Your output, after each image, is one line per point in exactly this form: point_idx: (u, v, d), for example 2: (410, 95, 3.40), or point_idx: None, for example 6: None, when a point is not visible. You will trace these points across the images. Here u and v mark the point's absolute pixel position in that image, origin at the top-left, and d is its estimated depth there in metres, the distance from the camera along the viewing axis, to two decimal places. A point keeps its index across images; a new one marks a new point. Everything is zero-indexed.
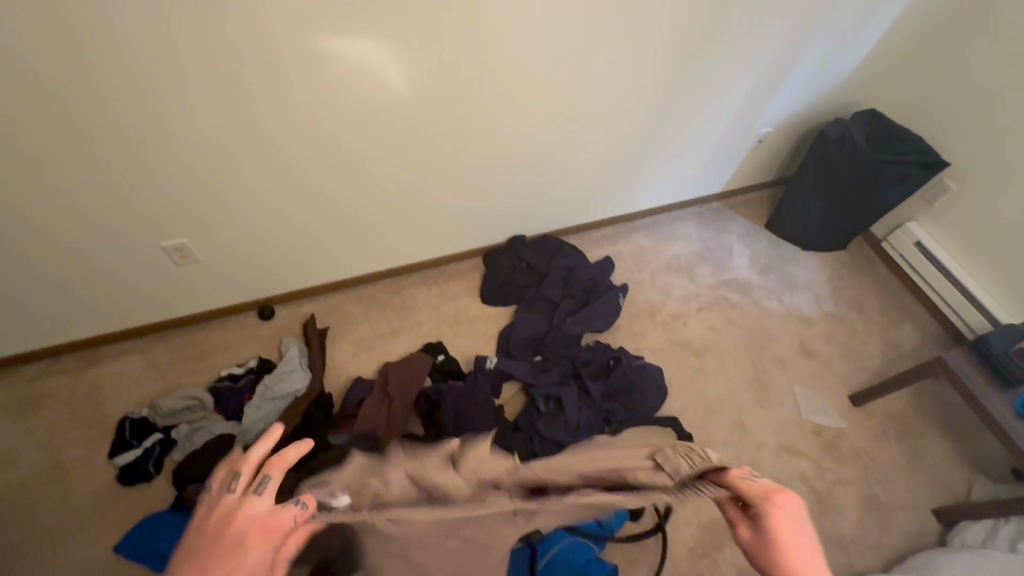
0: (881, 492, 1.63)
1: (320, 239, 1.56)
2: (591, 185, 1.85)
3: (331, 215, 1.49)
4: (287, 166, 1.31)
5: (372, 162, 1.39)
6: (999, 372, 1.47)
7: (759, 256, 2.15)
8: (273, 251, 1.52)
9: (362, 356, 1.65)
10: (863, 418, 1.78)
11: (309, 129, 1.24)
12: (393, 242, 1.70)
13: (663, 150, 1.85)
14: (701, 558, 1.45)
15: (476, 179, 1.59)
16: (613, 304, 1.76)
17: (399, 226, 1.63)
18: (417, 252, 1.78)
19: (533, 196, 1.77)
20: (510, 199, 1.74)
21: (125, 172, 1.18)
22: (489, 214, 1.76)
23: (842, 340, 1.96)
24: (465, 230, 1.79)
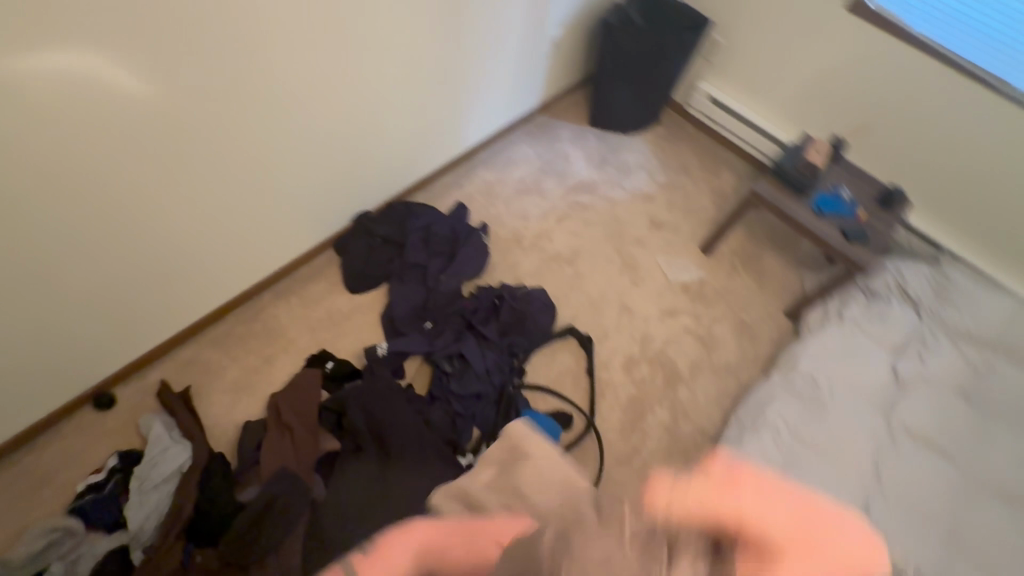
0: (745, 315, 1.92)
1: (134, 297, 1.32)
2: (413, 136, 1.77)
3: (134, 265, 1.27)
4: (45, 228, 1.06)
5: (148, 191, 1.18)
6: (794, 185, 1.76)
7: (592, 153, 2.26)
8: (79, 332, 1.26)
9: (243, 398, 1.49)
10: (715, 262, 2.04)
11: (48, 174, 1.01)
12: (224, 267, 1.49)
13: (470, 79, 1.81)
14: (632, 432, 1.61)
15: (286, 166, 1.44)
16: (479, 247, 1.77)
17: (223, 246, 1.44)
18: (258, 267, 1.59)
19: (358, 165, 1.66)
20: (334, 176, 1.61)
21: None
22: (319, 200, 1.62)
23: (680, 203, 2.18)
24: (300, 226, 1.63)
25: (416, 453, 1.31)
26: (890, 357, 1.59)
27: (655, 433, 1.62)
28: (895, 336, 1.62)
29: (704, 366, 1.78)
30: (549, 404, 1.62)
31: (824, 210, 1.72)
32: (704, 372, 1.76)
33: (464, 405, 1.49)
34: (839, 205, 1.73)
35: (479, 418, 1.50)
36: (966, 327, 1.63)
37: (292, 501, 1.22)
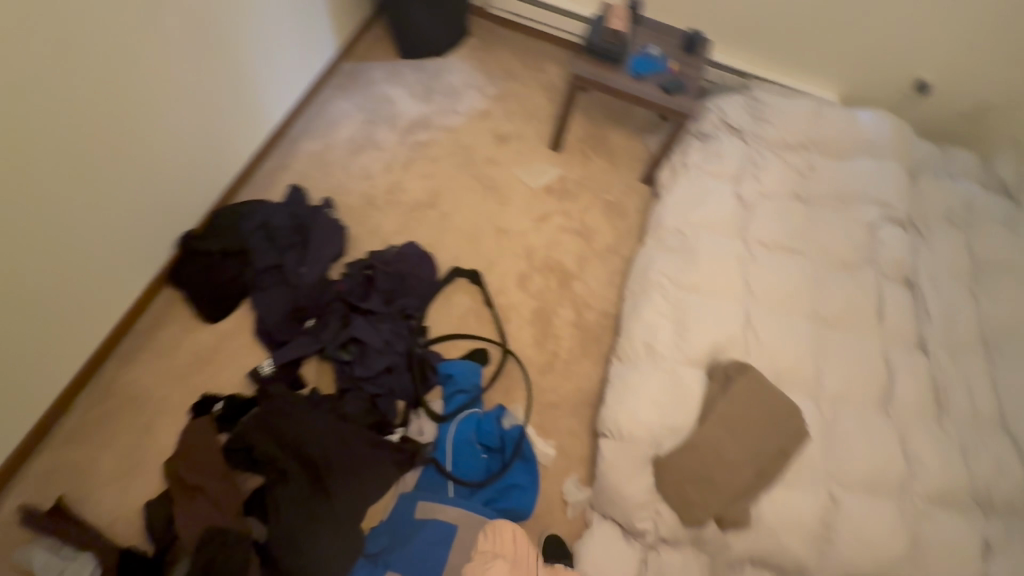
0: (610, 196, 2.00)
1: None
2: (201, 131, 1.53)
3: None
4: None
5: None
6: (608, 57, 1.77)
7: (414, 86, 2.12)
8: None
9: (133, 481, 1.31)
10: (568, 155, 2.06)
11: None
12: (39, 358, 1.25)
13: (238, 46, 1.57)
14: (546, 341, 1.67)
15: (51, 217, 1.19)
16: (331, 224, 1.63)
17: (23, 335, 1.20)
18: (82, 342, 1.35)
19: (149, 185, 1.42)
20: (126, 207, 1.36)
21: None
22: (121, 240, 1.38)
23: (517, 108, 2.15)
24: (112, 277, 1.39)
25: (346, 453, 1.25)
26: (732, 187, 1.75)
27: (567, 333, 1.69)
28: (731, 167, 1.78)
29: (589, 255, 1.85)
30: (462, 347, 1.61)
31: (641, 73, 1.77)
32: (591, 260, 1.84)
33: (376, 384, 1.43)
34: (652, 63, 1.79)
35: (398, 390, 1.44)
36: (783, 138, 1.82)
37: (232, 553, 1.10)
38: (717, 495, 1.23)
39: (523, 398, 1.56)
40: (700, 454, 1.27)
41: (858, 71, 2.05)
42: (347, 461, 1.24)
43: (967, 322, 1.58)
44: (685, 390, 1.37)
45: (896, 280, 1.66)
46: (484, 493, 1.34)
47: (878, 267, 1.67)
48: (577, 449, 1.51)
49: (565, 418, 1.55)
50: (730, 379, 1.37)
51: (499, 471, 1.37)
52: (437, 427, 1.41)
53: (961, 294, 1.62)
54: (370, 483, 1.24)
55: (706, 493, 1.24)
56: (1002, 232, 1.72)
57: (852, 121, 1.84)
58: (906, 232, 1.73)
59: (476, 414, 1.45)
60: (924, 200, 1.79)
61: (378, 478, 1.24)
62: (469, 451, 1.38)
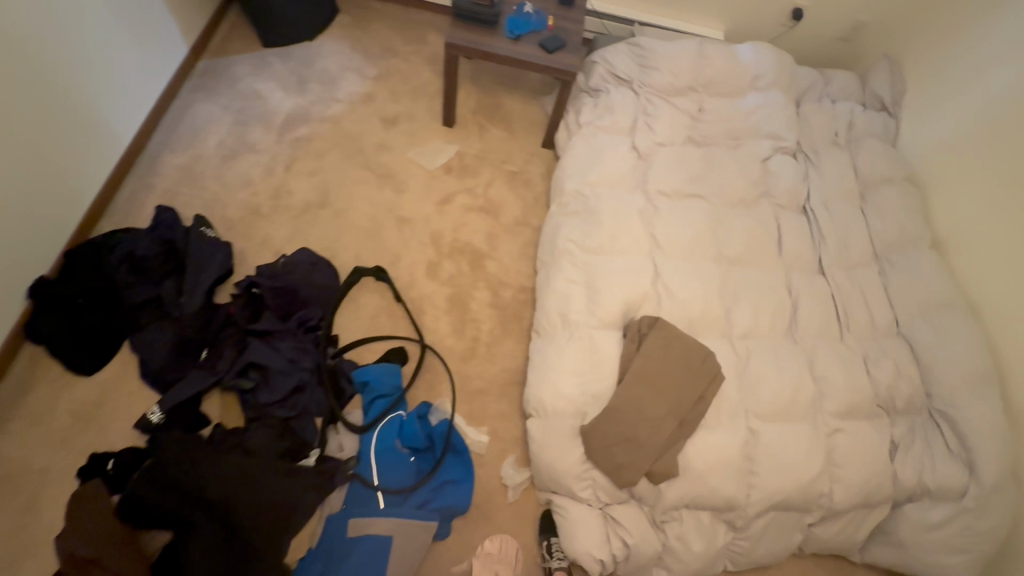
0: (512, 166, 1.93)
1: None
2: (27, 163, 1.34)
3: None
4: None
5: None
6: (481, 21, 1.67)
7: (285, 77, 1.94)
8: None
9: (24, 564, 1.18)
10: (463, 129, 1.97)
11: None
12: None
13: (53, 59, 1.36)
14: (465, 327, 1.61)
15: None
16: (207, 241, 1.48)
17: None
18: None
19: None
20: None
21: None
22: None
23: (402, 87, 2.02)
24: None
25: (255, 489, 1.15)
26: (628, 139, 1.72)
27: (486, 315, 1.64)
28: (625, 120, 1.75)
29: (498, 231, 1.79)
30: (378, 350, 1.53)
31: (518, 34, 1.68)
32: (501, 236, 1.79)
33: (286, 408, 1.34)
34: (527, 22, 1.71)
35: (311, 408, 1.35)
36: (671, 83, 1.80)
37: None
38: (645, 453, 1.24)
39: (448, 390, 1.51)
40: (624, 415, 1.27)
41: (736, 5, 2.05)
42: (257, 497, 1.14)
43: (859, 238, 1.65)
44: (604, 353, 1.36)
45: (790, 209, 1.70)
46: (417, 495, 1.30)
47: (773, 199, 1.71)
48: (510, 430, 1.48)
49: (494, 401, 1.52)
50: (644, 335, 1.37)
51: (430, 470, 1.33)
52: (359, 438, 1.34)
53: (850, 212, 1.68)
54: (285, 512, 1.14)
55: (634, 452, 1.25)
56: (881, 147, 1.80)
57: (734, 57, 1.85)
58: (795, 161, 1.77)
59: (400, 417, 1.39)
60: (809, 126, 1.84)
61: (293, 506, 1.15)
62: (396, 457, 1.33)
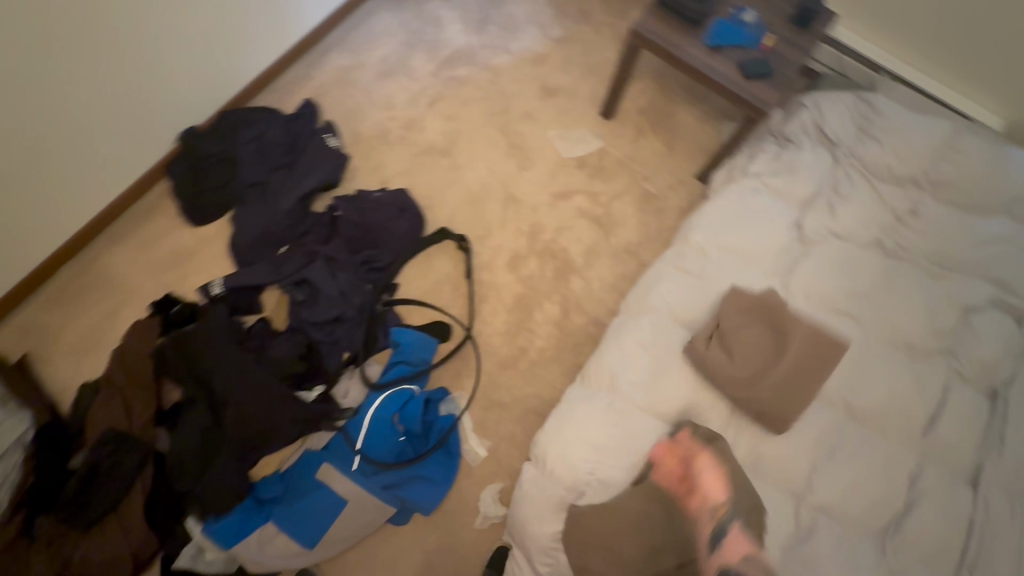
0: (651, 186, 1.69)
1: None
2: (220, 49, 1.52)
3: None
4: None
5: None
6: (685, 18, 1.41)
7: (470, 12, 1.87)
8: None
9: (89, 358, 1.39)
10: (618, 127, 1.75)
11: None
12: (36, 229, 1.36)
13: None
14: (518, 334, 1.50)
15: (72, 145, 1.32)
16: (323, 149, 1.53)
17: (37, 227, 1.36)
18: (72, 212, 1.42)
19: (163, 109, 1.47)
20: (139, 129, 1.44)
21: None
22: (129, 149, 1.45)
23: (577, 60, 1.84)
24: (106, 151, 1.41)
25: (256, 399, 1.19)
26: (795, 213, 1.39)
27: (544, 331, 1.50)
28: (803, 189, 1.40)
29: (600, 249, 1.60)
30: (425, 316, 1.49)
31: (720, 44, 1.39)
32: (601, 256, 1.60)
33: (318, 331, 1.36)
34: (739, 34, 1.40)
35: (344, 341, 1.37)
36: (887, 166, 1.40)
37: (127, 457, 1.14)
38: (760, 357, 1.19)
39: (469, 386, 1.43)
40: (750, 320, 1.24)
41: None
42: (253, 405, 1.19)
43: None
44: (637, 442, 1.17)
45: (974, 385, 1.26)
46: (385, 476, 1.25)
47: (953, 361, 1.27)
48: (509, 459, 1.37)
49: (508, 421, 1.41)
50: (690, 448, 1.14)
51: (411, 459, 1.28)
52: (365, 395, 1.33)
53: None
54: (268, 432, 1.19)
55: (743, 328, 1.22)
56: None
57: (995, 164, 1.37)
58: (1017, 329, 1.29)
59: (410, 391, 1.35)
60: None
61: (276, 429, 1.19)
62: (387, 430, 1.30)
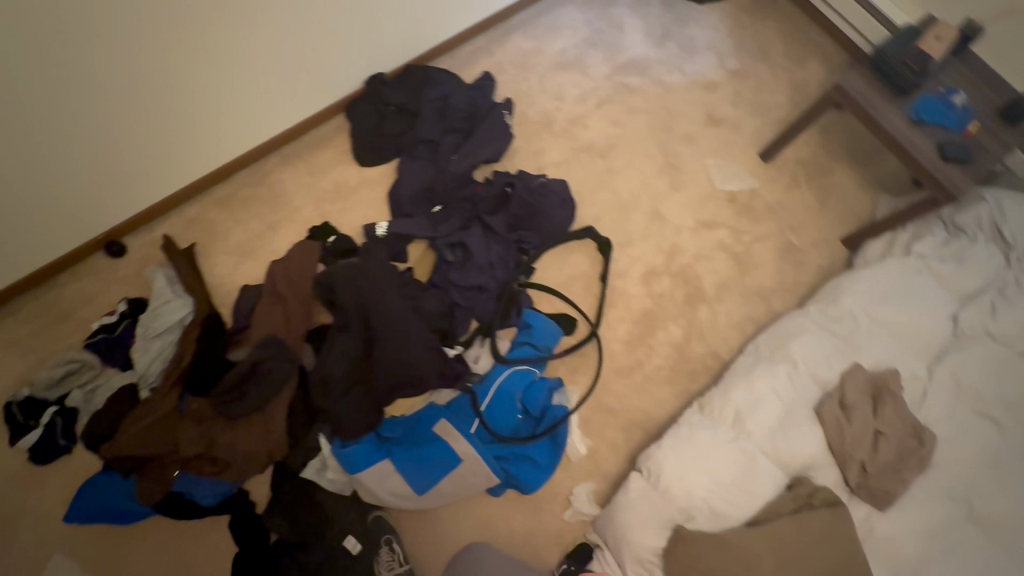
0: (795, 238, 1.68)
1: (121, 123, 1.26)
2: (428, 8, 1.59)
3: (128, 89, 1.21)
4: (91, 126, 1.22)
5: (176, 108, 1.32)
6: (893, 84, 1.39)
7: (654, 25, 1.89)
8: (65, 153, 1.23)
9: (246, 263, 1.48)
10: (774, 172, 1.74)
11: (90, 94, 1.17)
12: (242, 136, 1.50)
13: None
14: (638, 347, 1.52)
15: (296, 71, 1.46)
16: (499, 124, 1.57)
17: (247, 135, 1.51)
18: (269, 123, 1.53)
19: (369, 54, 1.58)
20: (346, 67, 1.56)
21: None
22: (330, 81, 1.56)
23: (748, 96, 1.83)
24: (318, 78, 1.53)
25: (403, 342, 1.23)
26: (953, 304, 1.37)
27: (663, 351, 1.52)
28: (967, 282, 1.38)
29: (732, 287, 1.60)
30: (555, 306, 1.53)
31: (923, 118, 1.38)
32: (732, 294, 1.60)
33: (462, 294, 1.41)
34: (943, 113, 1.39)
35: (480, 309, 1.41)
36: None
37: (278, 365, 1.21)
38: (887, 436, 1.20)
39: (583, 383, 1.46)
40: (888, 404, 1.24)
41: None
42: (399, 347, 1.23)
43: None
44: (758, 485, 1.18)
45: None
46: (499, 448, 1.31)
47: None
48: (607, 463, 1.40)
49: (612, 428, 1.43)
50: (810, 505, 1.15)
51: (524, 438, 1.33)
52: (492, 365, 1.38)
53: None
54: (410, 378, 1.23)
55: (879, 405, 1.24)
56: None
57: None
58: None
59: (533, 374, 1.39)
60: None
61: (419, 378, 1.23)
62: (507, 405, 1.35)
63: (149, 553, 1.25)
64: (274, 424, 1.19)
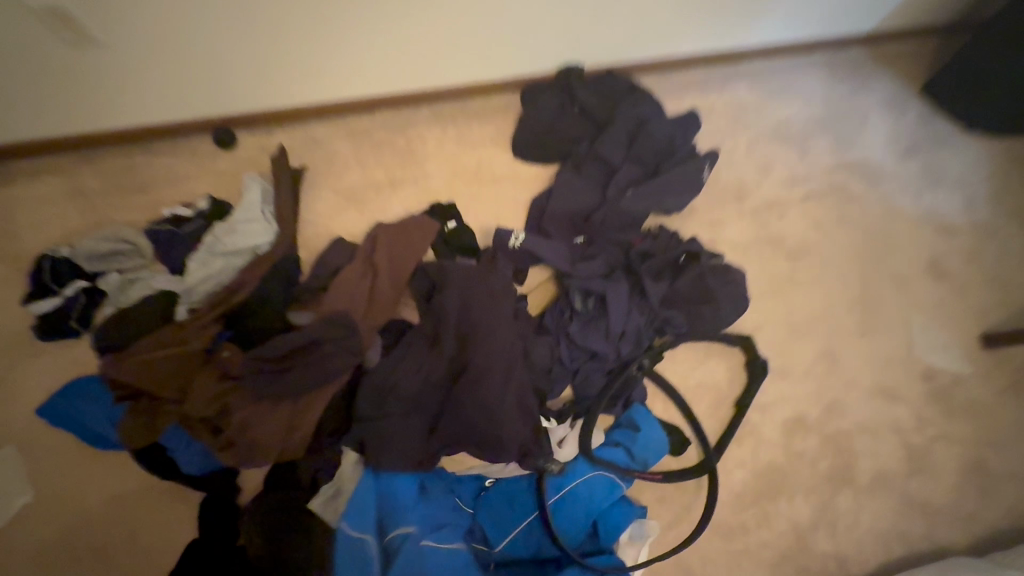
0: (993, 460, 1.26)
1: (310, 28, 1.10)
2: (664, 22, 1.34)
3: (352, 18, 1.10)
4: (293, 35, 1.11)
5: (377, 44, 1.18)
6: None
7: (903, 134, 1.54)
8: (243, 38, 1.08)
9: (350, 212, 1.25)
10: (993, 366, 1.34)
11: (311, 8, 1.06)
12: (413, 82, 1.31)
13: None
14: (749, 507, 1.16)
15: (502, 43, 1.27)
16: (693, 177, 1.26)
17: (419, 87, 1.33)
18: (443, 81, 1.33)
19: (578, 48, 1.35)
20: (547, 53, 1.34)
21: (137, 38, 1.03)
22: (525, 56, 1.33)
23: (989, 261, 1.44)
24: (519, 58, 1.34)
25: (497, 398, 0.96)
26: None
27: (776, 527, 1.16)
28: None
29: (892, 486, 1.21)
30: (668, 412, 1.20)
31: None
32: (888, 494, 1.21)
33: (573, 355, 1.12)
34: None
35: (583, 379, 1.12)
36: None
37: (338, 354, 0.96)
38: None
39: (666, 522, 1.12)
40: None
41: None
42: (490, 398, 0.96)
43: None
44: None
45: None
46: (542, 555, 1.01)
47: None
48: None
49: None
50: None
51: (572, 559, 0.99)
52: (575, 457, 1.07)
53: None
54: (489, 438, 0.95)
55: None
56: None
57: None
58: None
59: (616, 487, 1.06)
60: None
61: (499, 443, 0.95)
62: (575, 510, 1.02)
63: (105, 494, 1.03)
64: (304, 420, 0.95)
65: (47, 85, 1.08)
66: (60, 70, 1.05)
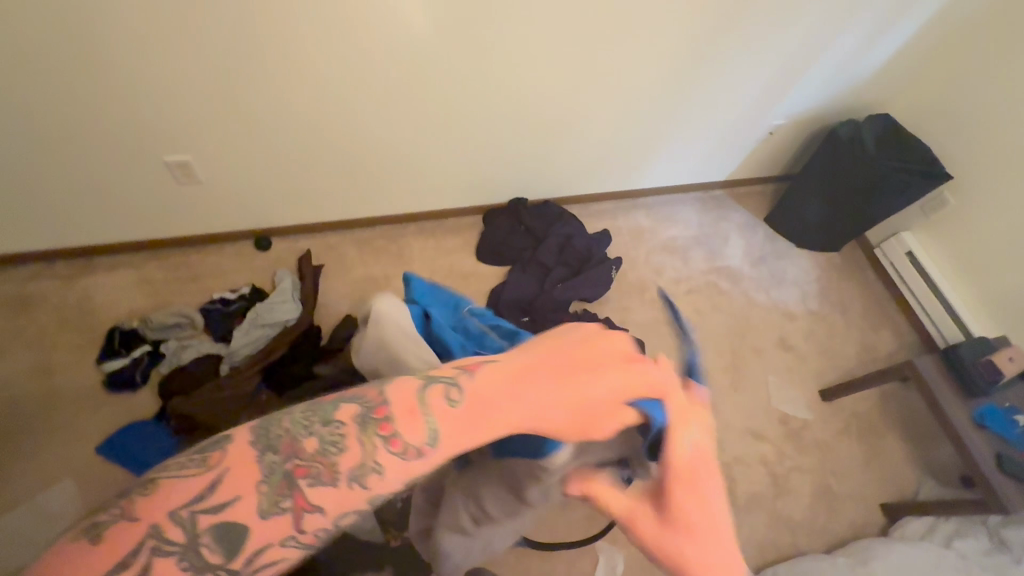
0: (834, 483, 1.69)
1: (339, 175, 1.60)
2: (583, 173, 1.94)
3: (369, 170, 1.62)
4: (326, 179, 1.61)
5: (384, 184, 1.69)
6: (964, 382, 1.53)
7: (755, 248, 2.17)
8: (291, 180, 1.57)
9: (354, 298, 1.68)
10: (829, 414, 1.82)
11: (342, 163, 1.57)
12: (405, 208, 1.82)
13: (659, 143, 1.92)
14: None
15: (470, 185, 1.82)
16: (604, 276, 1.77)
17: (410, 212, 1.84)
18: (427, 208, 1.85)
19: (524, 188, 1.92)
20: (502, 191, 1.90)
21: (219, 180, 1.50)
22: (487, 193, 1.88)
23: (821, 337, 1.99)
24: (483, 195, 1.89)
25: None
26: None
27: None
28: None
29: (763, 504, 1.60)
30: None
31: (986, 422, 1.47)
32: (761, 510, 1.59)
33: None
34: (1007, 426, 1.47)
35: None
36: None
37: None
38: None
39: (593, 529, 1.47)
40: None
41: None
42: None
43: None
44: None
45: None
46: None
47: None
48: None
49: None
50: None
51: None
52: None
53: None
54: None
55: None
56: None
57: None
58: None
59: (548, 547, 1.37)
60: None
61: None
62: None
63: None
64: None
65: (144, 207, 1.51)
66: (158, 198, 1.50)
